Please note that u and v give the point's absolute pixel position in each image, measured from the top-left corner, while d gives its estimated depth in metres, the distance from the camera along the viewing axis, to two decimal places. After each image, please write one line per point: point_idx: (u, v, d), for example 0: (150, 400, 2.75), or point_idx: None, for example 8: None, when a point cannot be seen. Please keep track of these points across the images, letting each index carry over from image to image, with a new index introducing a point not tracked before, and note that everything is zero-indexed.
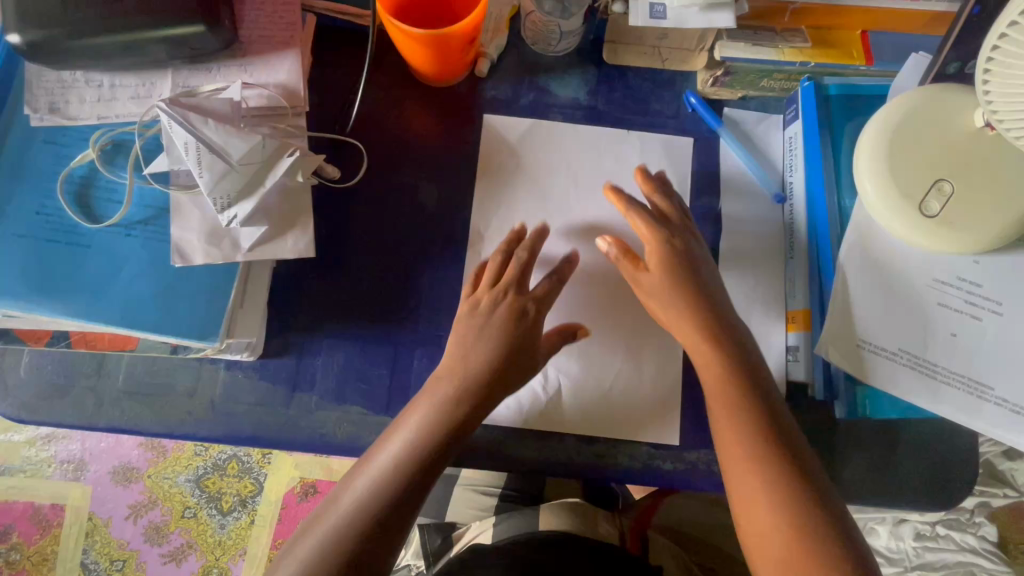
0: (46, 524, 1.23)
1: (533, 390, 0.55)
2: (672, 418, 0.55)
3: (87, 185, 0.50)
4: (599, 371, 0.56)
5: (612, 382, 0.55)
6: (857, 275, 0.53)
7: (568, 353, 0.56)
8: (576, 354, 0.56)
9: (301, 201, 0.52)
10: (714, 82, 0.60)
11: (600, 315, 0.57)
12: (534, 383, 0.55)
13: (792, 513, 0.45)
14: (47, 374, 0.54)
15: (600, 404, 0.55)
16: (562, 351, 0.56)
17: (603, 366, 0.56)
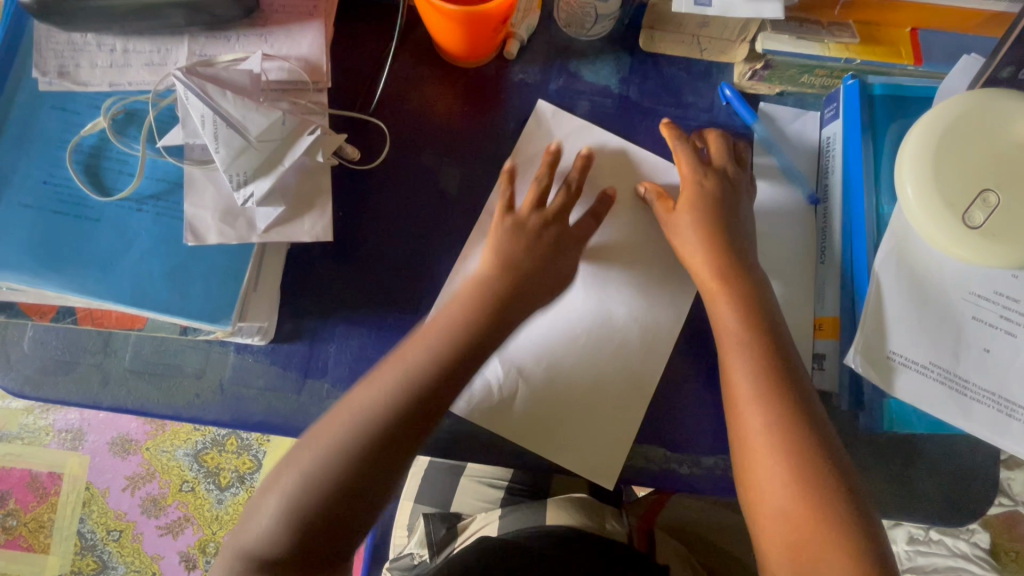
0: (43, 492, 1.23)
1: (550, 395, 0.53)
2: (692, 422, 0.54)
3: (96, 156, 0.48)
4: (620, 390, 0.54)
5: (631, 406, 0.53)
6: (890, 283, 0.52)
7: (590, 365, 0.54)
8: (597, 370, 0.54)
9: (320, 181, 0.50)
10: (753, 75, 0.58)
11: (624, 328, 0.55)
12: (551, 395, 0.53)
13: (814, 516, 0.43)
14: (51, 349, 0.52)
15: (619, 421, 0.53)
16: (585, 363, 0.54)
17: (626, 384, 0.54)
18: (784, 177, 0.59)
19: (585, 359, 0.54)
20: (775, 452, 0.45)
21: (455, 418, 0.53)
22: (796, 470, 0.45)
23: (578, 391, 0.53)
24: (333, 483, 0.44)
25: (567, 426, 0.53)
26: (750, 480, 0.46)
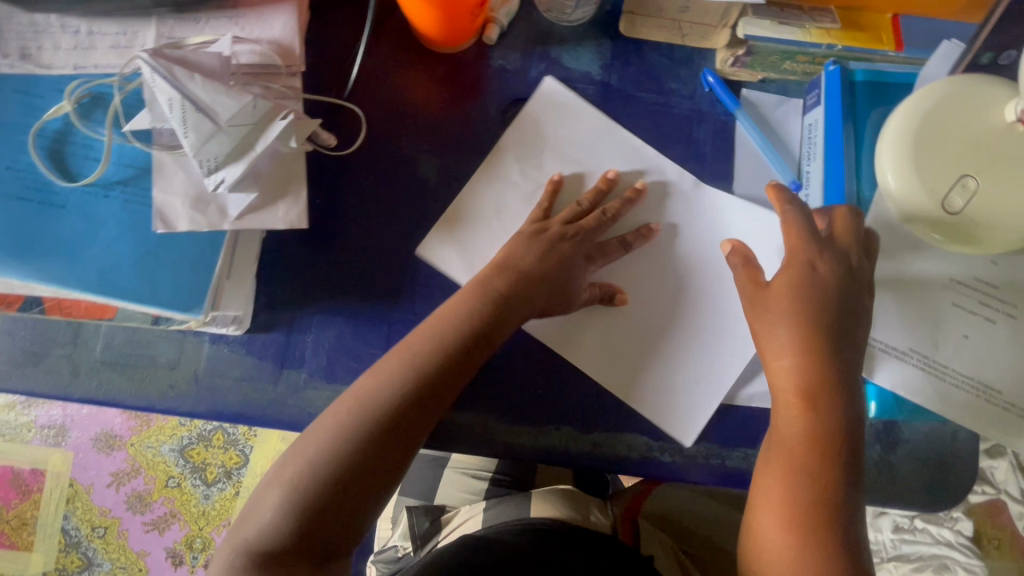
0: (26, 490, 1.21)
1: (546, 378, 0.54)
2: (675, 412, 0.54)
3: (61, 141, 0.46)
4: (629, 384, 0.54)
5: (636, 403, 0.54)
6: (871, 269, 0.52)
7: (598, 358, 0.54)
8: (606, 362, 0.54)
9: (295, 167, 0.49)
10: (735, 62, 0.58)
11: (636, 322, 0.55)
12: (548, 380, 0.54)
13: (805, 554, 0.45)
14: (19, 340, 0.51)
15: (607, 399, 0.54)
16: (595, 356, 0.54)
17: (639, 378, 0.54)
18: (763, 163, 0.59)
19: (584, 346, 0.54)
20: (797, 461, 0.47)
21: None
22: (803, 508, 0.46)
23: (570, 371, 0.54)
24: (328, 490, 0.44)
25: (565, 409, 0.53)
26: (756, 509, 0.48)
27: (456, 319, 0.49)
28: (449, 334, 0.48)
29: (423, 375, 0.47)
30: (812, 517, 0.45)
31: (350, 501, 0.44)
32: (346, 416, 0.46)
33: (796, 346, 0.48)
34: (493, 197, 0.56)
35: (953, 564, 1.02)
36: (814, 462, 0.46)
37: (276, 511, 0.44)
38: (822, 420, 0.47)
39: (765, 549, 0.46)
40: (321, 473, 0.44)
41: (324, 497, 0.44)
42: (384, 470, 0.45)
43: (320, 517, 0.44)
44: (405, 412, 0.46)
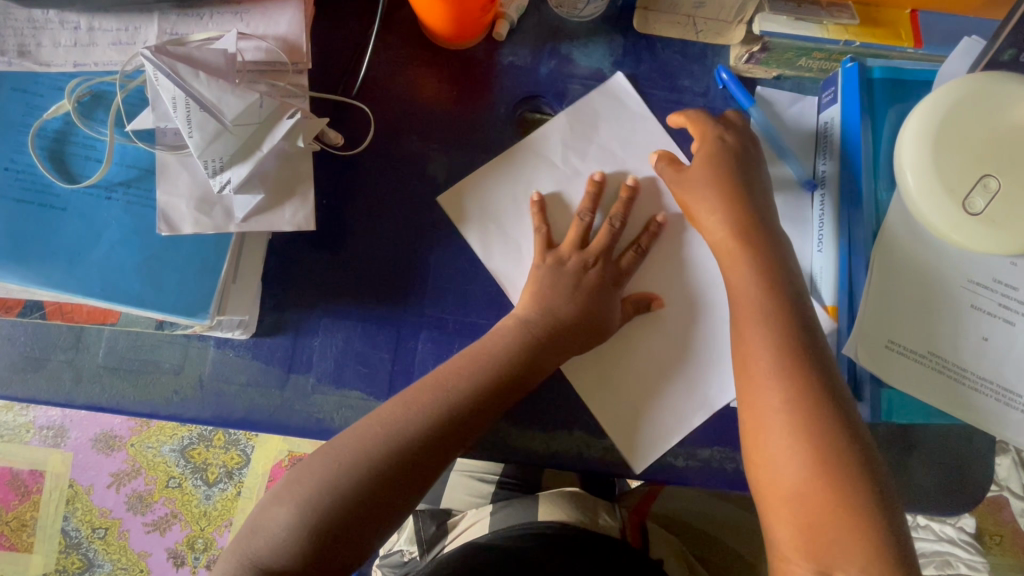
0: (26, 490, 1.20)
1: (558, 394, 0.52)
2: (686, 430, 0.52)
3: (61, 140, 0.45)
4: (644, 409, 0.52)
5: (646, 428, 0.52)
6: (889, 270, 0.51)
7: (615, 378, 0.53)
8: (622, 386, 0.53)
9: (302, 167, 0.48)
10: (749, 58, 0.57)
11: (655, 343, 0.53)
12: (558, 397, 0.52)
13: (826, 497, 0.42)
14: (19, 345, 0.50)
15: (624, 411, 0.52)
16: (608, 378, 0.53)
17: (655, 403, 0.52)
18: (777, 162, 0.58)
19: (602, 367, 0.53)
20: (772, 384, 0.45)
21: None
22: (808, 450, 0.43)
23: (586, 382, 0.53)
24: (339, 501, 0.43)
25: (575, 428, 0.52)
26: (755, 463, 0.45)
27: (487, 346, 0.49)
28: (485, 367, 0.48)
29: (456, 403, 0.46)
30: (813, 441, 0.43)
31: (372, 510, 0.43)
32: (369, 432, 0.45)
33: (766, 299, 0.48)
34: (503, 202, 0.55)
35: (955, 561, 1.02)
36: (789, 384, 0.45)
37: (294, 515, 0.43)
38: (790, 351, 0.46)
39: (783, 488, 0.43)
40: (343, 483, 0.43)
41: (346, 506, 0.43)
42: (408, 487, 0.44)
43: (340, 527, 0.42)
44: (434, 439, 0.45)
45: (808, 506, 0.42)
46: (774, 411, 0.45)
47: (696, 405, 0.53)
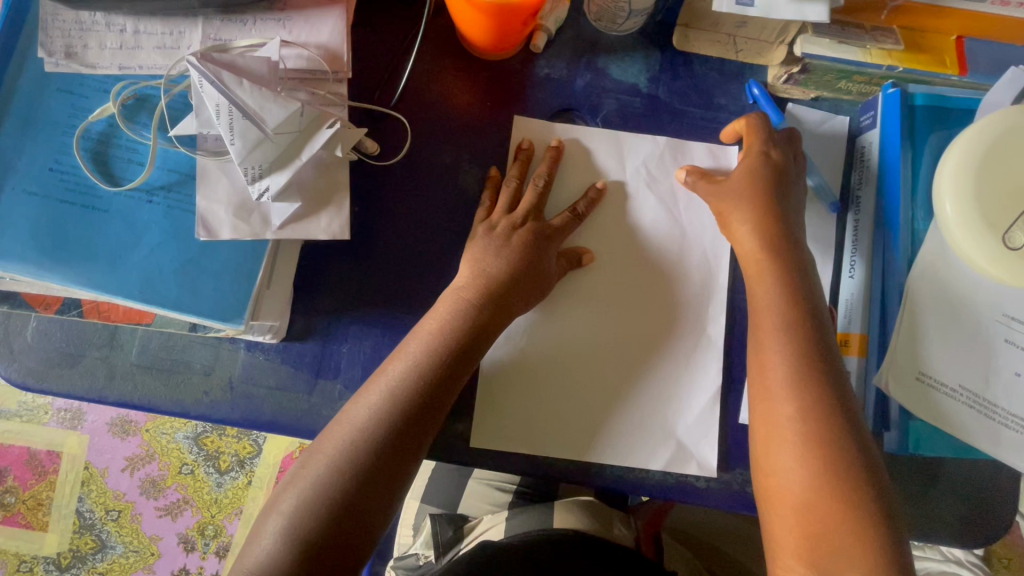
0: (42, 471, 1.21)
1: (523, 390, 0.52)
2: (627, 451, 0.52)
3: (105, 143, 0.46)
4: (594, 421, 0.52)
5: (587, 439, 0.52)
6: (923, 301, 0.50)
7: (575, 390, 0.53)
8: (580, 397, 0.52)
9: (338, 176, 0.48)
10: (788, 79, 0.56)
11: (620, 363, 0.53)
12: (523, 394, 0.52)
13: (836, 517, 0.42)
14: (55, 341, 0.51)
15: (551, 420, 0.52)
16: (569, 387, 0.53)
17: (605, 420, 0.52)
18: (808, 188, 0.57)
19: (576, 378, 0.53)
20: (787, 396, 0.46)
21: (465, 424, 0.51)
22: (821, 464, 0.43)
23: (529, 384, 0.52)
24: (339, 495, 0.43)
25: (534, 419, 0.52)
26: (761, 480, 0.46)
27: (444, 323, 0.48)
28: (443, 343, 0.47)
29: (419, 386, 0.45)
30: (827, 456, 0.44)
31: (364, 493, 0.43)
32: (357, 417, 0.45)
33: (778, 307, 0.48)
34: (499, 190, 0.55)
35: None
36: (802, 387, 0.45)
37: (293, 511, 0.42)
38: (804, 362, 0.46)
39: (790, 498, 0.44)
40: (335, 473, 0.43)
41: (338, 499, 0.42)
42: (394, 476, 0.44)
43: (337, 519, 0.42)
44: (405, 425, 0.45)
45: (809, 503, 0.43)
46: (789, 423, 0.45)
47: (623, 442, 0.52)
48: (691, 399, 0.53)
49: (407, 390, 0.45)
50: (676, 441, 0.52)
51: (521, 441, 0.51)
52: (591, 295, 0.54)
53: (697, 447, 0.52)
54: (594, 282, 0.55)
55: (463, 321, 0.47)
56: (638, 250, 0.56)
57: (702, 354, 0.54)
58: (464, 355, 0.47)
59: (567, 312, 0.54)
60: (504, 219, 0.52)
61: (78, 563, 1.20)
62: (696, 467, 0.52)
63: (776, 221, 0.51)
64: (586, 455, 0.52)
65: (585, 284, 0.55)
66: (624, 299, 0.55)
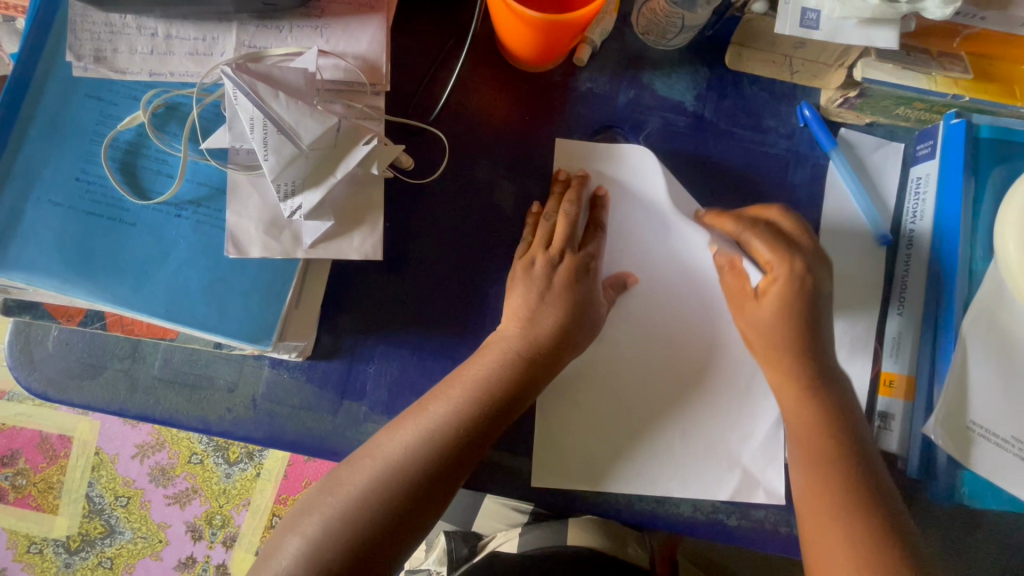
0: (53, 454, 1.12)
1: (572, 423, 0.50)
2: (693, 478, 0.51)
3: (133, 153, 0.44)
4: (652, 451, 0.51)
5: (648, 469, 0.51)
6: (979, 346, 0.48)
7: (628, 418, 0.51)
8: (635, 425, 0.51)
9: (373, 193, 0.46)
10: (843, 102, 0.54)
11: (672, 389, 0.52)
12: (573, 428, 0.50)
13: None
14: (76, 352, 0.50)
15: (608, 454, 0.50)
16: (622, 416, 0.51)
17: (664, 450, 0.51)
18: (858, 218, 0.55)
19: (627, 407, 0.51)
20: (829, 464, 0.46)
21: (493, 451, 0.50)
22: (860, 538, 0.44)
23: (578, 412, 0.51)
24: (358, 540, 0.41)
25: (588, 454, 0.50)
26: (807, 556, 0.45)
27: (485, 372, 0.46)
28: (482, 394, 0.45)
29: (455, 435, 0.44)
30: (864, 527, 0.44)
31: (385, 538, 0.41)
32: (385, 457, 0.43)
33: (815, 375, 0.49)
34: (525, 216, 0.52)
35: None
36: (840, 456, 0.46)
37: (300, 556, 0.40)
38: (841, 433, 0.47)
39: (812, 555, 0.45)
40: (353, 518, 0.41)
41: (352, 548, 0.40)
42: (412, 525, 0.42)
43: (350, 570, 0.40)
44: (434, 475, 0.43)
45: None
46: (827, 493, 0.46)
47: (684, 468, 0.51)
48: (746, 423, 0.52)
49: (441, 438, 0.43)
50: (742, 468, 0.51)
51: (576, 472, 0.50)
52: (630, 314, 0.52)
53: (762, 473, 0.51)
54: (638, 306, 0.52)
55: (503, 374, 0.46)
56: (681, 270, 0.53)
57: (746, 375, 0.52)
58: (505, 407, 0.45)
59: (606, 334, 0.52)
60: (541, 254, 0.49)
61: (88, 547, 1.11)
62: (764, 494, 0.51)
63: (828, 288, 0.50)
64: (640, 486, 0.50)
65: (625, 303, 0.52)
66: (663, 317, 0.53)
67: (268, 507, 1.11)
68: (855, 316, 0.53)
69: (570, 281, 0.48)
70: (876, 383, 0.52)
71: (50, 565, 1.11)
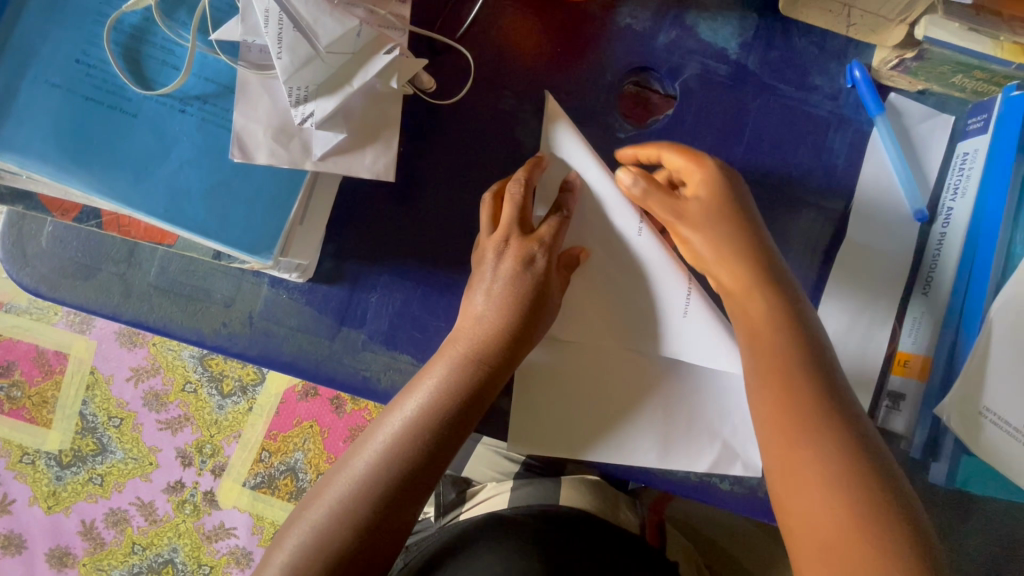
0: (48, 369, 1.12)
1: (545, 399, 0.49)
2: (676, 450, 0.49)
3: (138, 38, 0.41)
4: (631, 427, 0.49)
5: (630, 441, 0.49)
6: (1006, 333, 0.45)
7: (603, 396, 0.49)
8: (612, 400, 0.49)
9: (389, 110, 0.44)
10: (897, 64, 0.50)
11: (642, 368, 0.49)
12: (545, 404, 0.49)
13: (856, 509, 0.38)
14: (71, 250, 0.48)
15: (583, 431, 0.49)
16: (597, 394, 0.49)
17: (644, 425, 0.49)
18: (896, 191, 0.52)
19: (603, 382, 0.49)
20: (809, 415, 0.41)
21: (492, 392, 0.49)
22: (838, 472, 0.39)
23: (551, 376, 0.49)
24: (350, 525, 0.41)
25: (564, 433, 0.49)
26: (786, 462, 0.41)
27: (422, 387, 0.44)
28: (427, 404, 0.43)
29: (393, 437, 0.43)
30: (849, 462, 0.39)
31: (370, 530, 0.41)
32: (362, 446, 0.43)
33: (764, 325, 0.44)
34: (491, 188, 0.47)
35: None
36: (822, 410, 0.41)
37: (297, 555, 0.41)
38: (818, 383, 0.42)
39: (783, 494, 0.41)
40: (342, 506, 0.42)
41: (338, 551, 0.41)
42: (393, 523, 0.42)
43: (337, 574, 0.40)
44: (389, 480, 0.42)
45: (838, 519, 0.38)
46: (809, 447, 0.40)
47: (665, 440, 0.49)
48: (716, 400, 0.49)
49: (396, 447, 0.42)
50: (722, 441, 0.49)
51: (553, 439, 0.49)
52: (602, 279, 0.48)
53: (742, 446, 0.49)
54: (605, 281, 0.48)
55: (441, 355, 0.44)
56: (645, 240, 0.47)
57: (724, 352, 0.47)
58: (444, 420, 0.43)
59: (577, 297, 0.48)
60: (487, 245, 0.44)
61: (78, 463, 1.12)
62: (742, 466, 0.49)
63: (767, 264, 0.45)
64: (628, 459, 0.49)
65: (601, 265, 0.48)
66: (634, 287, 0.48)
67: (257, 440, 1.11)
68: (874, 296, 0.51)
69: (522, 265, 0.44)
70: (890, 363, 0.50)
71: (41, 477, 1.12)
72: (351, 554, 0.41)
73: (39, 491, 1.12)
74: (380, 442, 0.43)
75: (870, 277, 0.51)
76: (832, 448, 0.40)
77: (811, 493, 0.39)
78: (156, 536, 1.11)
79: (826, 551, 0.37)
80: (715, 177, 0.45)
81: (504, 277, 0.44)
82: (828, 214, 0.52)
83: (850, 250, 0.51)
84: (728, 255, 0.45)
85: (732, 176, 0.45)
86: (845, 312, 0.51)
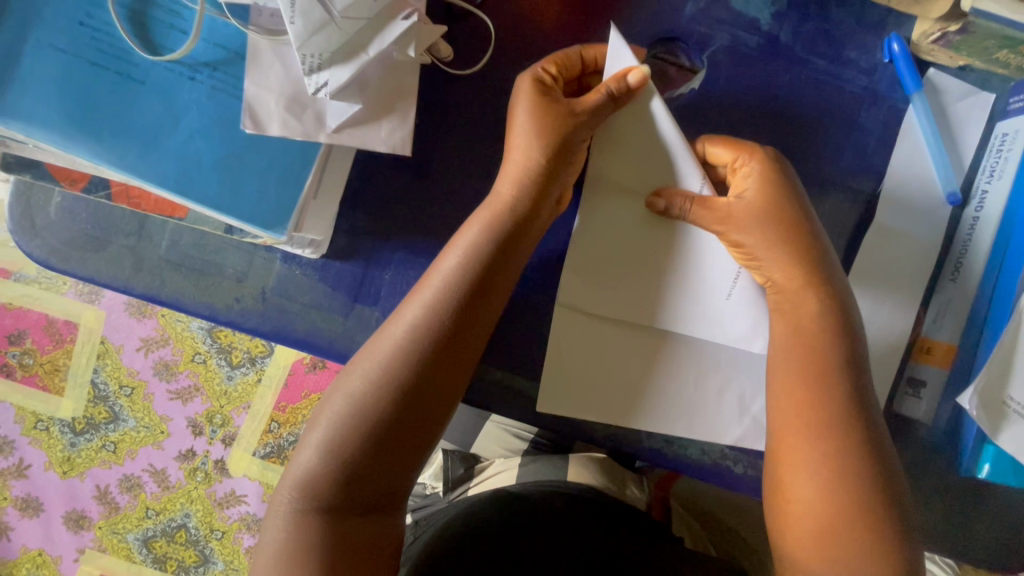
0: (59, 338, 1.13)
1: (567, 365, 0.47)
2: (700, 422, 0.47)
3: (144, 2, 0.39)
4: (668, 397, 0.47)
5: (658, 412, 0.47)
6: None
7: (642, 366, 0.47)
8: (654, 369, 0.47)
9: (406, 80, 0.42)
10: (938, 39, 0.48)
11: (672, 347, 0.47)
12: (578, 369, 0.47)
13: (846, 486, 0.42)
14: (81, 222, 0.47)
15: (615, 391, 0.47)
16: (637, 362, 0.47)
17: (678, 394, 0.47)
18: (928, 172, 0.50)
19: (623, 362, 0.47)
20: (811, 401, 0.43)
21: (505, 372, 0.48)
22: (830, 448, 0.43)
23: (584, 339, 0.47)
24: (375, 429, 0.43)
25: (600, 394, 0.47)
26: (777, 450, 0.44)
27: (435, 297, 0.43)
28: (445, 313, 0.43)
29: (414, 369, 0.43)
30: (836, 445, 0.43)
31: (396, 438, 0.43)
32: (382, 360, 0.43)
33: (795, 321, 0.44)
34: (528, 87, 0.43)
35: None
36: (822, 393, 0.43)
37: (321, 449, 0.43)
38: (821, 363, 0.43)
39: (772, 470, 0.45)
40: (367, 414, 0.43)
41: (363, 449, 0.42)
42: (415, 439, 0.43)
43: (362, 472, 0.43)
44: (412, 404, 0.43)
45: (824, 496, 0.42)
46: (812, 435, 0.43)
47: (688, 416, 0.47)
48: (745, 383, 0.48)
49: (417, 358, 0.43)
50: (751, 418, 0.48)
51: (585, 400, 0.47)
52: (630, 248, 0.47)
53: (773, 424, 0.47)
54: (649, 248, 0.47)
55: (455, 295, 0.43)
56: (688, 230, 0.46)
57: (760, 334, 0.47)
58: (464, 328, 0.43)
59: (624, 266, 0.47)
60: (518, 146, 0.43)
61: (92, 430, 1.14)
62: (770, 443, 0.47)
63: (801, 251, 0.44)
64: (657, 423, 0.47)
65: (648, 240, 0.46)
66: (671, 263, 0.47)
67: (267, 411, 1.12)
68: (902, 279, 0.49)
69: (532, 178, 0.43)
70: (912, 350, 0.49)
71: (56, 443, 1.14)
72: (375, 459, 0.43)
73: (55, 456, 1.14)
74: (404, 364, 0.43)
75: (898, 261, 0.49)
76: (826, 431, 0.43)
77: (800, 474, 0.43)
78: (170, 502, 1.13)
79: (817, 522, 0.42)
80: (771, 174, 0.44)
81: (509, 190, 0.43)
82: (856, 196, 0.50)
83: (879, 233, 0.49)
84: (775, 259, 0.44)
85: (785, 177, 0.45)
86: (870, 296, 0.49)
